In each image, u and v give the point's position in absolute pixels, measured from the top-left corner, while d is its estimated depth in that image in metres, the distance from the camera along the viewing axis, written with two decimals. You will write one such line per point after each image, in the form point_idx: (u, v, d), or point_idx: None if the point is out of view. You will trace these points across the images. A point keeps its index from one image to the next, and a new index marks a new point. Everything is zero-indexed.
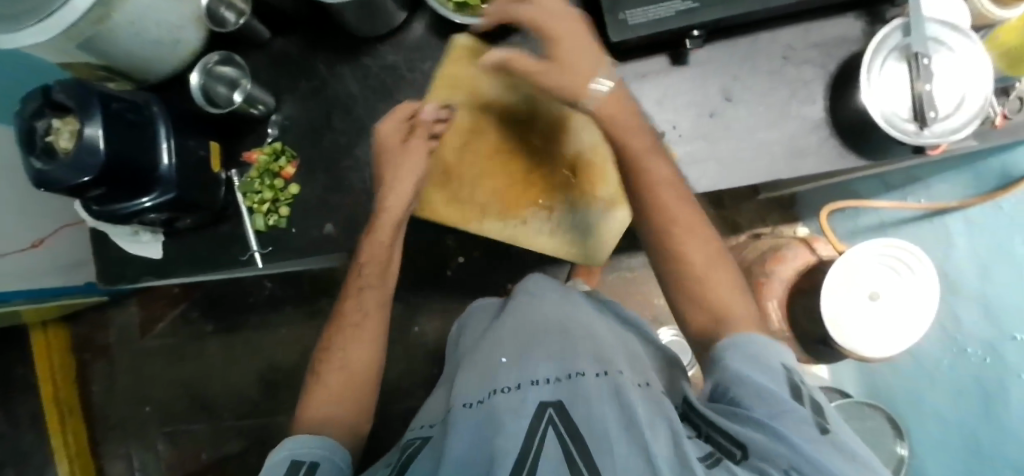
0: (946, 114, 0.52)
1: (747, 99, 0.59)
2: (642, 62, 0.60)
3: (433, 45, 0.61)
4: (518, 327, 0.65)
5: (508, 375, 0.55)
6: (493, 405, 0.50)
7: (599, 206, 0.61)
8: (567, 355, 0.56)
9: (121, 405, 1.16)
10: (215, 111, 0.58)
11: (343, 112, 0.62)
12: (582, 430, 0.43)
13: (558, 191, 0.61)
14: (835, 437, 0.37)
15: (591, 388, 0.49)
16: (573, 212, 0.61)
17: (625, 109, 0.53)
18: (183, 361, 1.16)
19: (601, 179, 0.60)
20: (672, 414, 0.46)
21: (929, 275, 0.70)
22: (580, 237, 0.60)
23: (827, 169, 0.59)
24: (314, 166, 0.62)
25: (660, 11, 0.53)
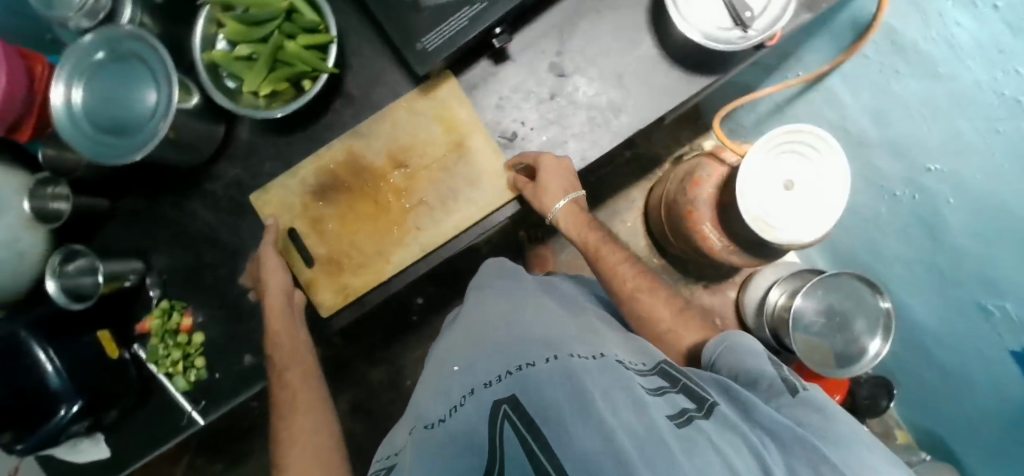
0: (762, 9, 0.52)
1: (580, 66, 0.58)
2: (469, 73, 0.59)
3: (266, 144, 0.59)
4: (469, 335, 0.62)
5: (463, 384, 0.51)
6: (454, 420, 0.45)
7: (474, 168, 0.58)
8: (514, 345, 0.53)
9: None
10: (79, 305, 0.54)
11: (213, 244, 0.61)
12: (538, 411, 0.39)
13: (419, 188, 0.58)
14: (806, 394, 0.44)
15: (542, 371, 0.44)
16: (458, 190, 0.58)
17: (472, 114, 0.58)
18: None
19: (467, 150, 0.58)
20: (630, 379, 0.44)
21: (833, 151, 0.72)
22: (477, 203, 0.58)
23: (682, 99, 0.58)
24: (209, 308, 0.61)
25: (451, 27, 0.52)
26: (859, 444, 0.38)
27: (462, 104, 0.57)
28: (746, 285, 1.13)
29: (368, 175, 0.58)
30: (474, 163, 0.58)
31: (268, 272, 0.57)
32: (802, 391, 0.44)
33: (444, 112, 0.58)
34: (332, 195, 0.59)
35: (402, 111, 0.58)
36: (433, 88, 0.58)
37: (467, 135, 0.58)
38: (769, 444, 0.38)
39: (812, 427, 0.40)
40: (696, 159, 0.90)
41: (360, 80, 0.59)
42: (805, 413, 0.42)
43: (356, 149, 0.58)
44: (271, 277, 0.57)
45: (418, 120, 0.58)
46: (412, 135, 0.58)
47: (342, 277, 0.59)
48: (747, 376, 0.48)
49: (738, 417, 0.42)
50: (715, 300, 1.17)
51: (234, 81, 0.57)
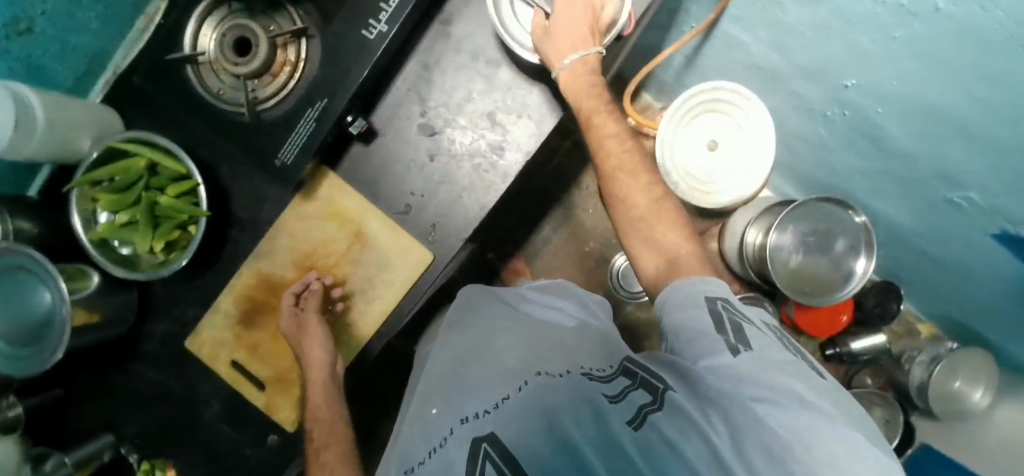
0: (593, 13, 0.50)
1: (449, 119, 0.57)
2: (343, 162, 0.58)
3: (182, 290, 0.61)
4: (442, 368, 0.55)
5: (445, 419, 0.43)
6: (435, 462, 0.37)
7: (378, 247, 0.58)
8: (500, 376, 0.46)
9: None
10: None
11: (168, 398, 0.62)
12: (518, 446, 0.33)
13: (337, 286, 0.58)
14: (748, 353, 0.35)
15: (520, 403, 0.38)
16: (370, 275, 0.58)
17: (360, 204, 0.57)
18: None
19: (365, 235, 0.57)
20: (591, 389, 0.37)
21: (753, 107, 0.68)
22: (391, 280, 0.58)
23: (557, 119, 0.56)
24: (185, 454, 0.63)
25: (302, 131, 0.53)
26: (801, 404, 0.31)
27: (345, 192, 0.57)
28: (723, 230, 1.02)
29: (282, 288, 0.59)
30: (378, 249, 0.57)
31: (312, 343, 0.56)
32: (745, 350, 0.35)
33: (338, 205, 0.57)
34: (260, 319, 0.60)
35: (290, 221, 0.58)
36: (312, 191, 0.57)
37: (359, 222, 0.57)
38: (720, 427, 0.30)
39: (757, 387, 0.32)
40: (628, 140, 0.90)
41: (246, 204, 0.59)
42: (748, 373, 0.33)
43: (266, 269, 0.59)
44: (311, 357, 0.56)
45: (309, 224, 0.58)
46: (310, 236, 0.58)
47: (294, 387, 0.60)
48: (687, 336, 0.38)
49: (690, 397, 0.33)
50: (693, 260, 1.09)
51: (127, 247, 0.57)
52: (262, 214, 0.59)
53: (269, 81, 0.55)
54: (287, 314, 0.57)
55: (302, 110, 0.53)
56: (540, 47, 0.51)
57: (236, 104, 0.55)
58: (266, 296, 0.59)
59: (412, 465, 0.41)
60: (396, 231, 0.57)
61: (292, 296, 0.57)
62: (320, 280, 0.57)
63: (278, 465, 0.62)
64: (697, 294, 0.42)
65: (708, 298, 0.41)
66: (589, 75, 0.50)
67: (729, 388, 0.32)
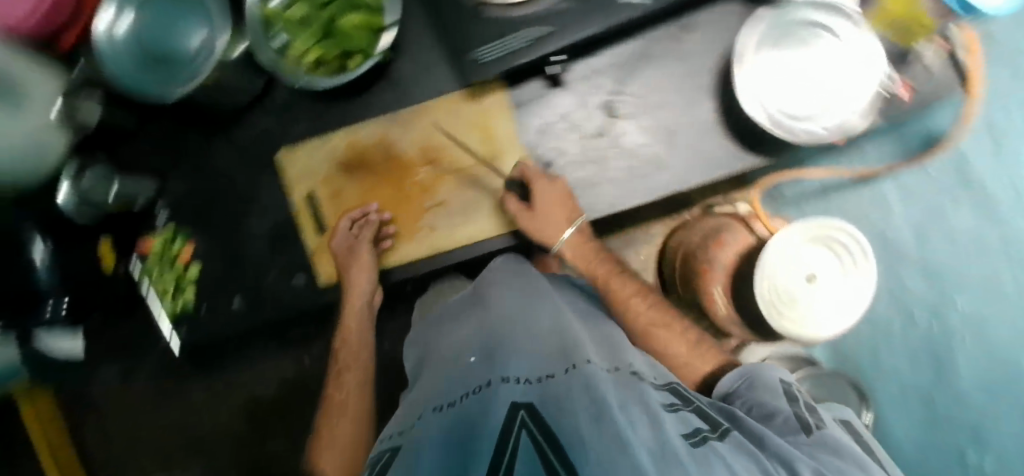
0: (832, 106, 0.49)
1: (634, 112, 0.56)
2: (520, 88, 0.56)
3: (304, 106, 0.59)
4: (485, 319, 0.57)
5: (485, 370, 0.45)
6: (466, 408, 0.40)
7: (503, 179, 0.57)
8: (543, 349, 0.47)
9: (120, 453, 1.21)
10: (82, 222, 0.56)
11: (228, 186, 0.61)
12: (558, 418, 0.34)
13: (445, 189, 0.58)
14: (821, 434, 0.42)
15: (568, 383, 0.39)
16: (480, 198, 0.57)
17: (511, 133, 0.56)
18: (168, 407, 1.20)
19: (499, 162, 0.57)
20: (646, 396, 0.40)
21: (868, 268, 0.70)
22: (498, 215, 0.57)
23: (727, 174, 0.55)
24: (210, 244, 0.61)
25: (512, 43, 0.51)
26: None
27: (503, 114, 0.56)
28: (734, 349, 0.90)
29: (394, 160, 0.58)
30: (503, 181, 0.57)
31: (358, 271, 0.57)
32: (818, 431, 0.43)
33: (490, 121, 0.56)
34: (356, 171, 0.58)
35: (441, 109, 0.57)
36: (477, 94, 0.56)
37: (502, 147, 0.57)
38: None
39: (829, 460, 0.38)
40: (726, 220, 0.85)
41: (408, 69, 0.57)
42: (821, 450, 0.39)
43: (391, 129, 0.57)
44: (353, 282, 0.58)
45: (454, 121, 0.56)
46: (449, 131, 0.57)
47: None
48: (765, 409, 0.47)
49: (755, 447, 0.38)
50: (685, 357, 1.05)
51: (283, 38, 0.54)
52: (413, 89, 0.57)
53: None
54: (341, 236, 0.58)
55: (522, 25, 0.50)
56: (532, 225, 0.55)
57: None
58: (375, 156, 0.58)
59: (434, 407, 0.43)
60: (528, 177, 0.56)
61: (349, 221, 0.57)
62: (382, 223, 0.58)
63: (286, 306, 0.60)
64: (774, 379, 0.51)
65: (784, 386, 0.50)
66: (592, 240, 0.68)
67: (798, 454, 0.38)
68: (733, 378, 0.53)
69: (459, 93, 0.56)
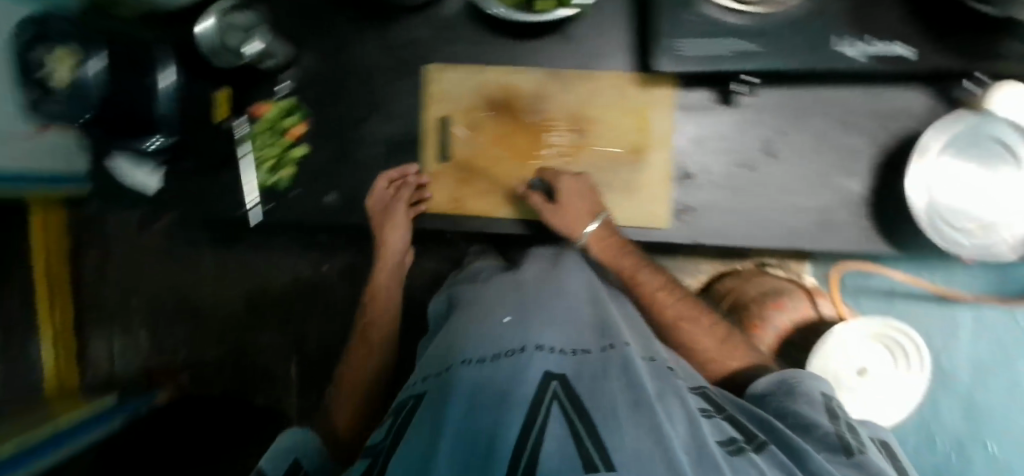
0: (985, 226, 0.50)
1: (788, 157, 0.55)
2: (690, 93, 0.54)
3: (467, 28, 0.56)
4: (519, 278, 0.53)
5: (522, 329, 0.42)
6: (493, 372, 0.37)
7: (642, 174, 0.55)
8: (578, 322, 0.45)
9: (111, 294, 1.18)
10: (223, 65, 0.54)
11: (362, 80, 0.58)
12: (593, 397, 0.34)
13: (579, 163, 0.56)
14: (861, 458, 0.36)
15: (606, 363, 0.38)
16: (612, 183, 0.56)
17: (667, 133, 0.55)
18: (176, 266, 1.18)
19: (644, 157, 0.55)
20: (683, 396, 0.38)
21: (920, 374, 0.71)
22: (624, 207, 0.56)
23: (852, 249, 0.55)
24: (323, 131, 0.59)
25: (716, 47, 0.48)
26: None
27: (667, 112, 0.54)
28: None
29: (541, 116, 0.55)
30: (640, 175, 0.55)
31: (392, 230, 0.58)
32: (860, 454, 0.36)
33: (651, 114, 0.55)
34: (497, 114, 0.56)
35: (608, 83, 0.54)
36: (649, 82, 0.54)
37: (653, 143, 0.55)
38: None
39: None
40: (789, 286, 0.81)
41: (588, 30, 0.54)
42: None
43: (547, 85, 0.55)
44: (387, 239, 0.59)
45: (617, 100, 0.54)
46: (606, 107, 0.55)
47: (463, 190, 0.57)
48: (801, 422, 0.40)
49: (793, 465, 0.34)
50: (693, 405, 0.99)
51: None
52: (585, 52, 0.55)
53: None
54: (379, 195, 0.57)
55: (732, 33, 0.48)
56: (558, 222, 0.54)
57: None
58: (522, 106, 0.56)
59: (453, 366, 0.41)
60: (668, 182, 0.55)
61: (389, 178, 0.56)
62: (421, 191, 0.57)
63: (379, 219, 0.59)
64: (813, 387, 0.43)
65: (824, 396, 0.42)
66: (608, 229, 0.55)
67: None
68: (782, 373, 0.45)
69: (629, 74, 0.54)
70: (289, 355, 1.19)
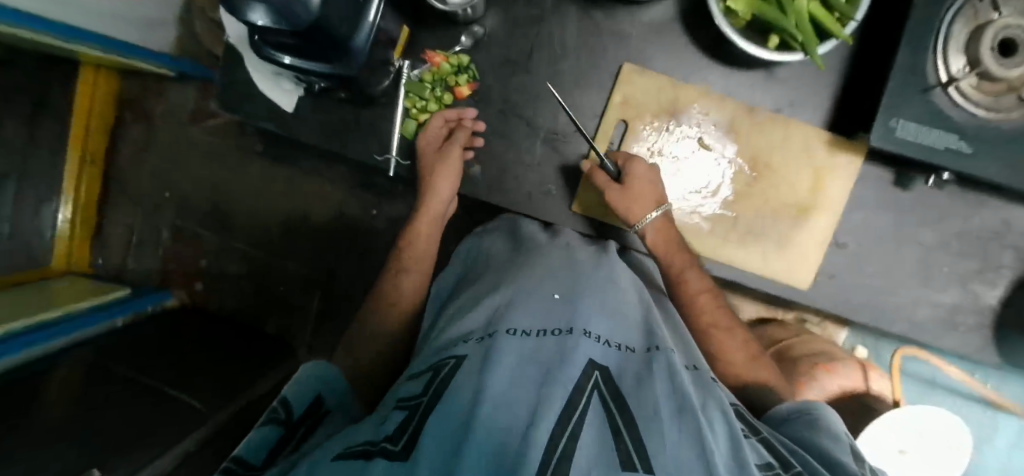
0: None
1: (938, 254, 0.56)
2: (871, 167, 0.54)
3: (672, 36, 0.54)
4: (568, 259, 0.48)
5: (568, 311, 0.38)
6: (536, 349, 0.33)
7: (799, 233, 0.55)
8: (623, 316, 0.41)
9: (143, 178, 1.01)
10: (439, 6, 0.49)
11: (548, 58, 0.55)
12: (638, 401, 0.30)
13: (740, 204, 0.55)
14: None
15: (649, 365, 0.34)
16: (766, 234, 0.56)
17: (838, 200, 0.54)
18: (218, 166, 1.00)
19: (806, 217, 0.55)
20: (722, 406, 0.32)
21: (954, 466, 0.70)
22: (772, 260, 0.56)
23: (966, 354, 0.57)
24: (490, 98, 0.56)
25: (931, 137, 0.46)
26: None
27: (846, 181, 0.54)
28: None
29: (718, 149, 0.54)
30: (799, 232, 0.55)
31: (443, 177, 0.55)
32: None
33: (828, 178, 0.54)
34: (672, 134, 0.55)
35: (798, 137, 0.54)
36: (839, 146, 0.53)
37: (821, 207, 0.55)
38: None
39: None
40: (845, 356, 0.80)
41: (791, 76, 0.53)
42: None
43: (733, 121, 0.54)
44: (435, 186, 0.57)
45: (801, 155, 0.54)
46: (785, 158, 0.54)
47: None
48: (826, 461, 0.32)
49: None
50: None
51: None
52: (781, 97, 0.54)
53: (973, 91, 0.46)
54: (431, 134, 0.55)
55: (952, 128, 0.46)
56: (618, 205, 0.52)
57: (940, 65, 0.45)
58: (699, 133, 0.54)
59: (491, 333, 0.36)
60: (823, 248, 0.55)
61: (441, 119, 0.55)
62: (468, 145, 0.55)
63: (520, 201, 0.57)
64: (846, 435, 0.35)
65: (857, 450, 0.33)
66: (671, 227, 0.53)
67: None
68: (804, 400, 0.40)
69: (818, 131, 0.54)
70: (312, 288, 1.00)
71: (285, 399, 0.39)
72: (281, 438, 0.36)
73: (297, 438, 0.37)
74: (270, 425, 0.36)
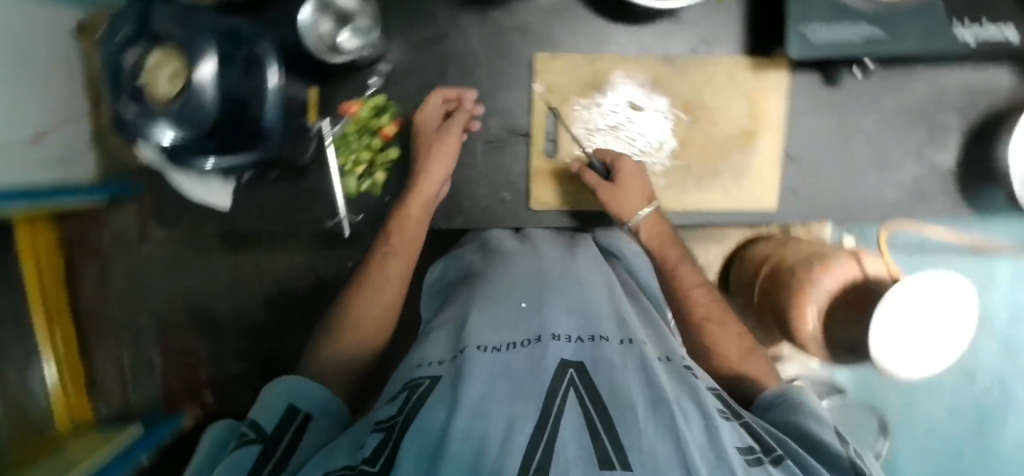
0: None
1: (885, 135, 0.57)
2: (798, 75, 0.55)
3: (573, 13, 0.54)
4: (528, 264, 0.47)
5: (536, 318, 0.38)
6: (508, 360, 0.32)
7: (751, 159, 0.56)
8: (593, 309, 0.40)
9: (115, 309, 0.99)
10: (338, 62, 0.49)
11: (462, 72, 0.54)
12: (613, 395, 0.29)
13: (688, 151, 0.56)
14: None
15: (623, 359, 0.33)
16: (721, 170, 0.56)
17: (778, 116, 0.55)
18: (183, 274, 0.97)
19: (753, 141, 0.56)
20: (699, 395, 0.32)
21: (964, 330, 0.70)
22: (734, 192, 0.57)
23: (941, 218, 0.59)
24: (419, 128, 0.55)
25: (844, 33, 0.47)
26: None
27: (779, 96, 0.55)
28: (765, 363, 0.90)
29: (651, 106, 0.55)
30: (752, 159, 0.56)
31: (440, 154, 0.51)
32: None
33: (762, 99, 0.55)
34: (604, 105, 0.55)
35: (721, 69, 0.54)
36: (761, 65, 0.54)
37: (765, 128, 0.55)
38: None
39: None
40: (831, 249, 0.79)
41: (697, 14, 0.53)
42: None
43: (655, 74, 0.54)
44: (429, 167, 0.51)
45: (730, 86, 0.54)
46: (715, 93, 0.55)
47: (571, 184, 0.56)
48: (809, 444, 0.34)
49: None
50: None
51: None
52: (694, 36, 0.54)
53: None
54: (430, 112, 0.52)
55: (859, 17, 0.47)
56: (609, 202, 0.51)
57: None
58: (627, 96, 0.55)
59: (461, 348, 0.35)
60: (778, 165, 0.56)
61: (442, 100, 0.53)
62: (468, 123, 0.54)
63: (480, 216, 0.57)
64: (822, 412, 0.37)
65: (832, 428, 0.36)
66: (660, 219, 0.52)
67: None
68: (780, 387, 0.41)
69: (739, 58, 0.54)
70: None
71: (251, 422, 0.34)
72: (260, 455, 0.31)
73: (280, 453, 0.32)
74: (241, 450, 0.31)
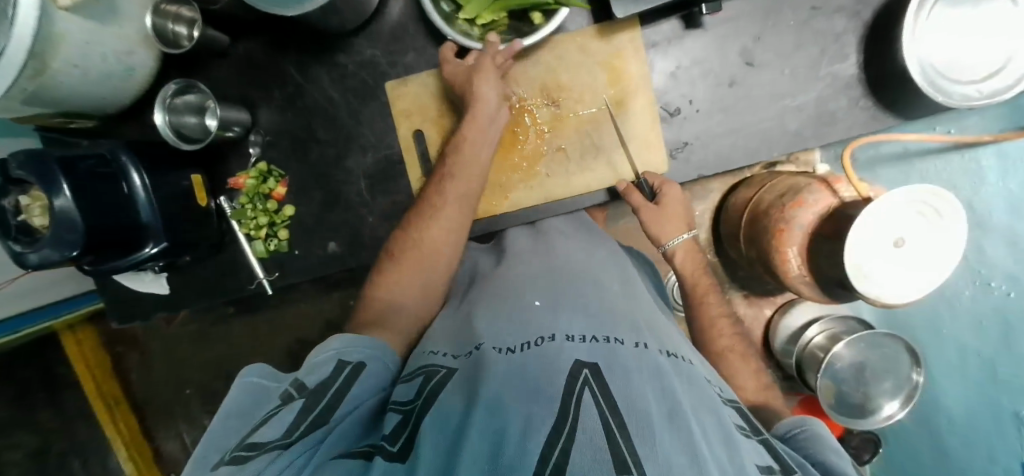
0: (986, 74, 0.46)
1: (770, 62, 0.52)
2: (653, 29, 0.53)
3: (412, 35, 0.55)
4: (542, 269, 0.47)
5: (547, 319, 0.39)
6: (532, 362, 0.33)
7: (625, 125, 0.54)
8: (604, 310, 0.40)
9: (161, 387, 1.12)
10: (190, 147, 0.51)
11: (328, 120, 0.57)
12: (628, 393, 0.29)
13: (561, 135, 0.55)
14: None
15: (637, 360, 0.33)
16: (602, 145, 0.55)
17: (641, 76, 0.53)
18: (209, 344, 1.08)
19: (625, 108, 0.54)
20: (718, 404, 0.34)
21: (954, 234, 0.55)
22: (621, 163, 0.55)
23: (859, 132, 0.53)
24: (307, 182, 0.58)
25: None
26: None
27: (637, 54, 0.53)
28: (783, 306, 0.90)
29: (513, 102, 0.55)
30: (631, 126, 0.54)
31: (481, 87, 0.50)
32: None
33: (623, 63, 0.53)
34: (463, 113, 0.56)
35: (572, 45, 0.53)
36: (610, 30, 0.52)
37: (631, 91, 0.53)
38: None
39: None
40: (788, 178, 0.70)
41: None
42: None
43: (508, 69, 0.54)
44: (473, 118, 0.50)
45: (584, 59, 0.53)
46: (573, 71, 0.54)
47: None
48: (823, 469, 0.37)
49: None
50: (749, 313, 0.92)
51: (449, 3, 0.51)
52: None
53: None
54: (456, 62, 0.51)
55: None
56: (653, 225, 0.53)
57: None
58: None
59: (478, 345, 0.38)
60: (654, 126, 0.54)
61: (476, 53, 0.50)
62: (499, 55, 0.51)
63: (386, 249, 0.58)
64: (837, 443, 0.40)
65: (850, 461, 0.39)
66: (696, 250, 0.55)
67: None
68: (794, 420, 0.43)
69: (583, 31, 0.53)
70: None
71: (298, 382, 0.37)
72: (307, 408, 0.34)
73: (324, 401, 0.35)
74: (287, 407, 0.34)
